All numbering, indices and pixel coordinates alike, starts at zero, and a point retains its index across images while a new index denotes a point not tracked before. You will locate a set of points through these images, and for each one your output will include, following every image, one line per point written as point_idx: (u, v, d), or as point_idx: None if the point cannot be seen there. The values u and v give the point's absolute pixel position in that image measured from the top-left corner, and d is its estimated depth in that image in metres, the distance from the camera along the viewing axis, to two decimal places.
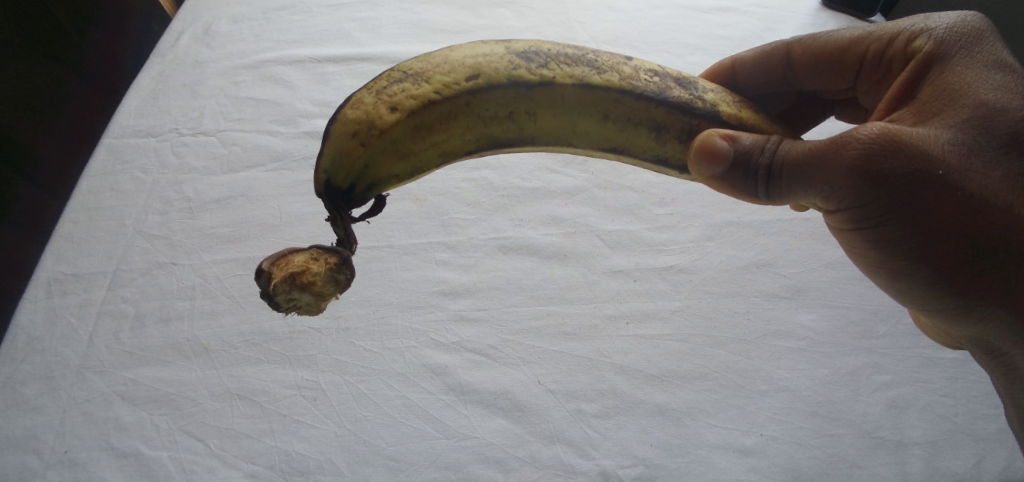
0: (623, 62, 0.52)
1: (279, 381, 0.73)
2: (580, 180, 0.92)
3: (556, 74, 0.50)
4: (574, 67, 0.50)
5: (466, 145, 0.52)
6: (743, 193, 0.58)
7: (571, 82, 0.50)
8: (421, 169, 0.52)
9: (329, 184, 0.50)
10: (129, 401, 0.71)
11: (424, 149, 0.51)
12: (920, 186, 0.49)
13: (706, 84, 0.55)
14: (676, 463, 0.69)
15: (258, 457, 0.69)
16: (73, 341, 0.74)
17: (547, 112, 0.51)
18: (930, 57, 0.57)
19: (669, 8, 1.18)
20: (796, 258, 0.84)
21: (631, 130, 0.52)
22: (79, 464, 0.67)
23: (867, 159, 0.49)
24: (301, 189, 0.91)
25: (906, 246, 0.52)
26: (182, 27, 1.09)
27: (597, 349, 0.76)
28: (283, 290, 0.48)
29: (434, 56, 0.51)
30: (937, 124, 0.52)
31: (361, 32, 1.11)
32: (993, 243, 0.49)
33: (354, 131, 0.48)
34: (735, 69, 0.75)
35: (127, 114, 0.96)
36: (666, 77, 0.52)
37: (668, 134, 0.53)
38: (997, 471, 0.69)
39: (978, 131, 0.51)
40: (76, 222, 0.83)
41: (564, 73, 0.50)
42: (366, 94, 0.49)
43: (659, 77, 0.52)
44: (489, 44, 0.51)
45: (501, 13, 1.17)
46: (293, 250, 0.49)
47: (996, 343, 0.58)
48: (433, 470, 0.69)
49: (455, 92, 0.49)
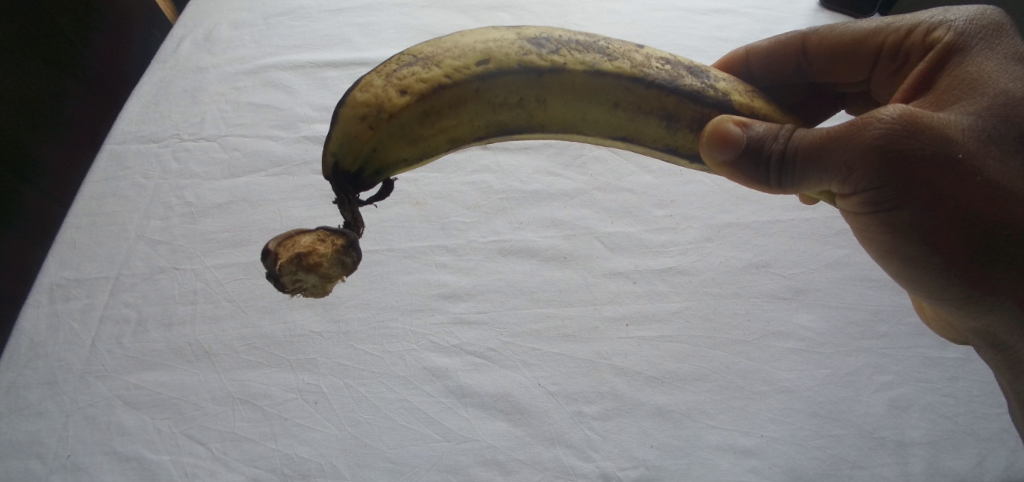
0: (635, 49, 0.52)
1: (280, 385, 0.74)
2: (579, 182, 0.92)
3: (567, 61, 0.50)
4: (585, 54, 0.50)
5: (475, 131, 0.53)
6: (753, 181, 0.57)
7: (582, 69, 0.50)
8: (429, 154, 0.52)
9: (336, 167, 0.50)
10: (131, 406, 0.72)
11: (433, 134, 0.51)
12: (936, 171, 0.49)
13: (717, 73, 0.55)
14: (677, 465, 0.69)
15: (259, 460, 0.69)
16: (75, 346, 0.75)
17: (556, 99, 0.51)
18: (950, 47, 0.57)
19: (669, 11, 1.18)
20: (796, 260, 0.84)
21: (642, 119, 0.53)
22: (82, 468, 0.67)
23: (887, 141, 0.49)
24: (302, 194, 0.91)
25: (920, 231, 0.52)
26: (182, 33, 1.10)
27: (597, 351, 0.76)
28: (290, 271, 0.49)
29: (445, 41, 0.51)
30: (957, 111, 0.52)
31: (361, 36, 1.12)
32: (1003, 232, 0.50)
33: (363, 113, 0.48)
34: (749, 58, 0.74)
35: (129, 120, 0.97)
36: (677, 65, 0.53)
37: (678, 123, 0.53)
38: (998, 471, 0.69)
39: (999, 119, 0.51)
40: (78, 228, 0.84)
41: (574, 60, 0.50)
42: (375, 77, 0.49)
43: (670, 65, 0.52)
44: (499, 30, 0.51)
45: (499, 17, 1.18)
46: (299, 232, 0.50)
47: (999, 334, 0.59)
48: (433, 473, 0.69)
49: (465, 77, 0.49)
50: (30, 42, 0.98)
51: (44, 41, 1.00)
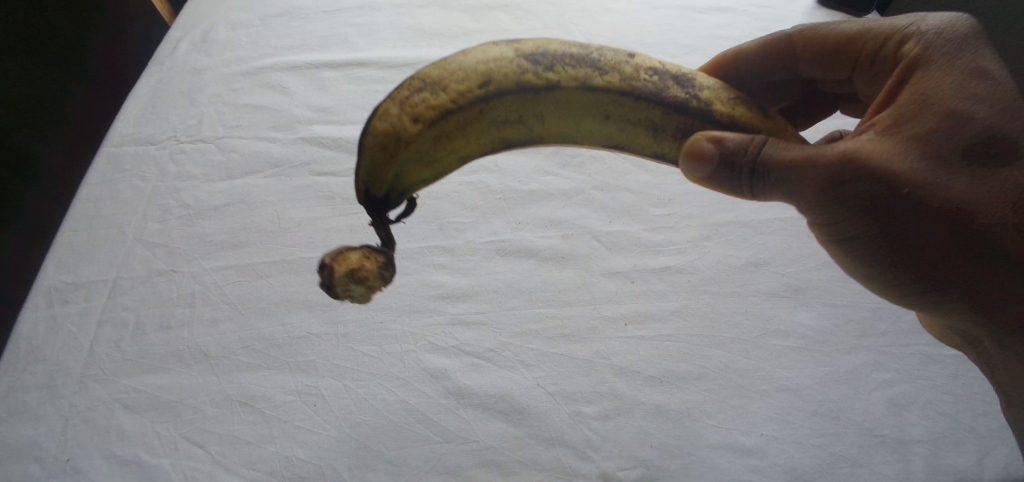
0: (628, 59, 0.49)
1: (279, 387, 0.73)
2: (578, 182, 0.92)
3: (561, 77, 0.49)
4: (577, 68, 0.49)
5: (483, 148, 0.52)
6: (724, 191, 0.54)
7: (574, 84, 0.48)
8: (444, 173, 0.53)
9: (367, 194, 0.52)
10: (130, 409, 0.71)
11: (445, 155, 0.51)
12: (888, 208, 0.45)
13: (703, 80, 0.50)
14: (676, 465, 0.69)
15: (258, 463, 0.69)
16: (74, 349, 0.75)
17: (556, 114, 0.51)
18: (920, 57, 0.49)
19: (667, 9, 1.19)
20: (796, 257, 0.84)
21: (633, 130, 0.51)
22: (82, 471, 0.67)
23: (836, 176, 0.46)
24: (300, 195, 0.91)
25: (874, 257, 0.49)
26: (181, 34, 1.13)
27: (597, 351, 0.76)
28: (349, 287, 0.50)
29: (450, 61, 0.49)
30: (918, 138, 0.46)
31: (359, 37, 1.14)
32: (995, 249, 0.44)
33: (382, 142, 0.48)
34: (737, 61, 0.65)
35: (126, 123, 0.99)
36: (665, 75, 0.49)
37: (667, 134, 0.50)
38: (999, 469, 0.68)
39: (970, 154, 0.45)
40: (76, 232, 0.85)
41: (567, 75, 0.48)
42: (389, 104, 0.49)
43: (658, 75, 0.49)
44: (499, 45, 0.50)
45: (496, 16, 1.19)
46: (348, 247, 0.50)
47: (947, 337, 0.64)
48: (433, 475, 0.68)
49: (469, 100, 0.48)
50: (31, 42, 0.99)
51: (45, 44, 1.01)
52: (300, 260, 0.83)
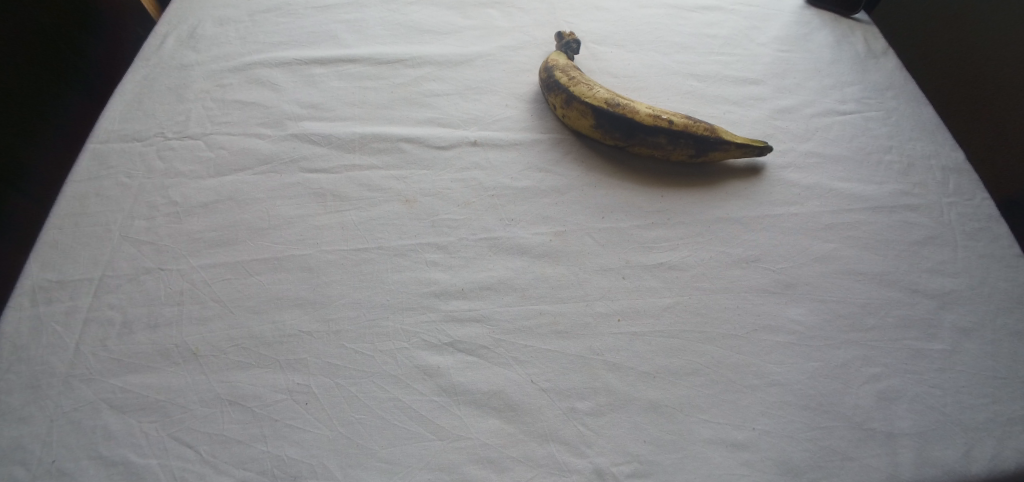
0: (628, 103, 0.95)
1: (269, 386, 0.71)
2: (570, 178, 0.94)
3: (607, 100, 0.95)
4: (617, 99, 0.95)
5: (612, 109, 0.94)
6: (615, 184, 0.94)
7: (613, 101, 0.95)
8: (605, 121, 0.94)
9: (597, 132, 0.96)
10: (117, 409, 0.69)
11: (604, 113, 0.94)
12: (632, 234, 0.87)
13: (648, 109, 0.95)
14: (670, 459, 0.67)
15: (249, 463, 0.66)
16: (59, 349, 0.73)
17: (624, 106, 0.94)
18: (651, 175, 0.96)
19: (656, 9, 1.29)
20: (785, 253, 0.86)
21: (640, 117, 0.93)
22: (67, 474, 0.64)
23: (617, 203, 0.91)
24: (290, 192, 0.90)
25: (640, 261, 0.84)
26: (167, 31, 1.15)
27: (589, 347, 0.75)
28: (465, 260, 0.83)
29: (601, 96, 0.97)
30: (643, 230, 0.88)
31: (348, 33, 1.17)
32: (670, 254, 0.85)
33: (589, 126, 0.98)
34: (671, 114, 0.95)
35: (112, 119, 0.98)
36: (633, 107, 0.94)
37: (633, 126, 0.93)
38: (987, 460, 0.69)
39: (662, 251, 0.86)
40: (61, 228, 0.83)
41: (611, 98, 0.95)
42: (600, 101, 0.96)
43: (630, 105, 0.95)
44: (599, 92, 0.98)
45: (488, 13, 1.25)
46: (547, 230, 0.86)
47: (788, 323, 0.79)
48: (427, 473, 0.65)
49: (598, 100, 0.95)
50: (29, 51, 1.19)
51: (44, 54, 1.22)
52: (288, 257, 0.83)
